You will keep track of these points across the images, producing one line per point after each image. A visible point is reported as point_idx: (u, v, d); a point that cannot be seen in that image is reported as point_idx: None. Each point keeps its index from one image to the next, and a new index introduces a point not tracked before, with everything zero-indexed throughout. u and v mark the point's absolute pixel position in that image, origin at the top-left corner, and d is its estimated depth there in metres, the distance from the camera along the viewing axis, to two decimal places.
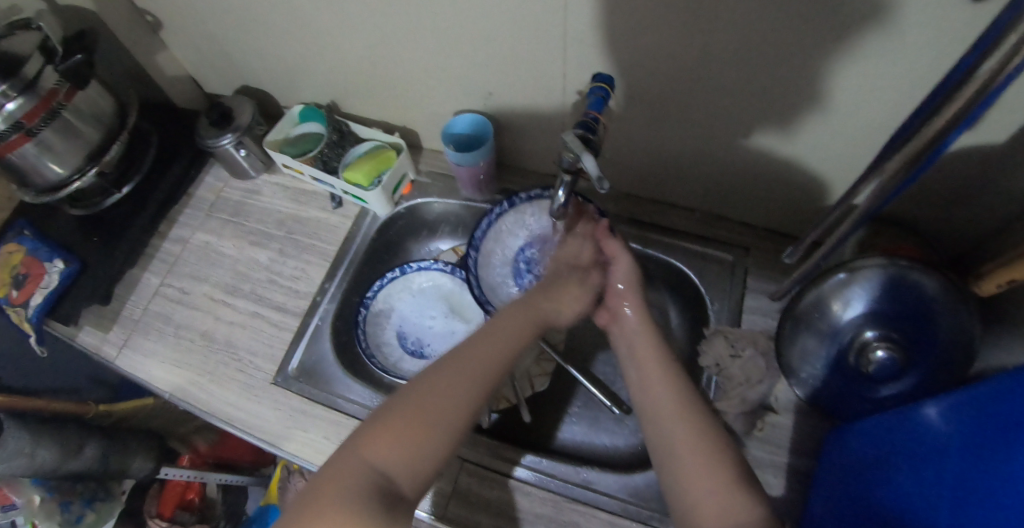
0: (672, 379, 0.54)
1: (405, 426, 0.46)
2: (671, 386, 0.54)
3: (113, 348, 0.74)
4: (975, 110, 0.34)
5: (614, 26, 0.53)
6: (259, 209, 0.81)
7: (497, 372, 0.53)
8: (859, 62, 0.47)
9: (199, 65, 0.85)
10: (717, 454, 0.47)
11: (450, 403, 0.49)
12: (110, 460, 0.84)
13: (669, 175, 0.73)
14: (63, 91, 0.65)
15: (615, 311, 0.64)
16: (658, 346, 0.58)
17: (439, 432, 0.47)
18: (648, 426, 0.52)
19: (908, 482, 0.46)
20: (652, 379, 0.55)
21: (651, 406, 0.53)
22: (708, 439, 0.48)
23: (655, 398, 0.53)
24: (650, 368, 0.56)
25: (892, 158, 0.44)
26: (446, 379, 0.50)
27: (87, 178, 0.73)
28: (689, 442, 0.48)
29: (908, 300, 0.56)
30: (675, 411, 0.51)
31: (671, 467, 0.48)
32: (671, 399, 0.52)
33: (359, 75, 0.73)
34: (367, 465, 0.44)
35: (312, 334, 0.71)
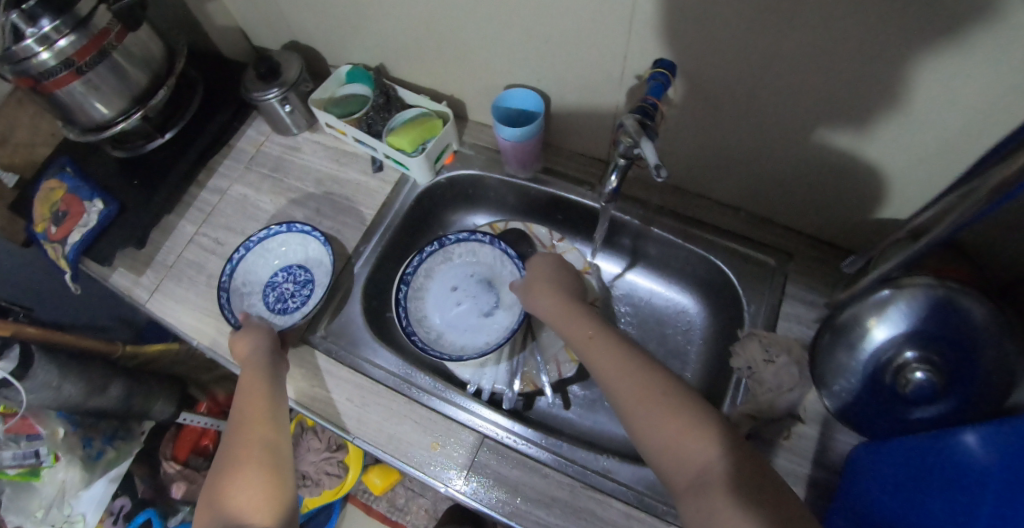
0: (610, 339, 0.58)
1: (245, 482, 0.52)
2: (611, 350, 0.57)
3: (145, 292, 0.75)
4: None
5: (684, 12, 0.51)
6: (299, 166, 0.81)
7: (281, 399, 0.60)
8: (948, 68, 0.44)
9: (249, 16, 0.84)
10: (675, 399, 0.50)
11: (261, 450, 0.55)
12: (133, 400, 0.86)
13: (719, 170, 0.71)
14: (114, 32, 0.64)
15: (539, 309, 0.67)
16: (587, 320, 0.61)
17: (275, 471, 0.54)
18: (607, 385, 0.55)
19: (946, 510, 0.45)
20: (593, 345, 0.58)
21: (603, 369, 0.56)
22: (660, 393, 0.51)
23: (605, 360, 0.56)
24: (582, 334, 0.60)
25: (984, 180, 0.42)
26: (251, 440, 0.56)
27: (132, 120, 0.73)
28: (642, 395, 0.51)
29: (953, 325, 0.55)
30: (627, 370, 0.54)
31: (634, 423, 0.51)
32: (613, 362, 0.55)
33: (413, 41, 0.72)
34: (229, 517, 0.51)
35: (344, 296, 0.71)
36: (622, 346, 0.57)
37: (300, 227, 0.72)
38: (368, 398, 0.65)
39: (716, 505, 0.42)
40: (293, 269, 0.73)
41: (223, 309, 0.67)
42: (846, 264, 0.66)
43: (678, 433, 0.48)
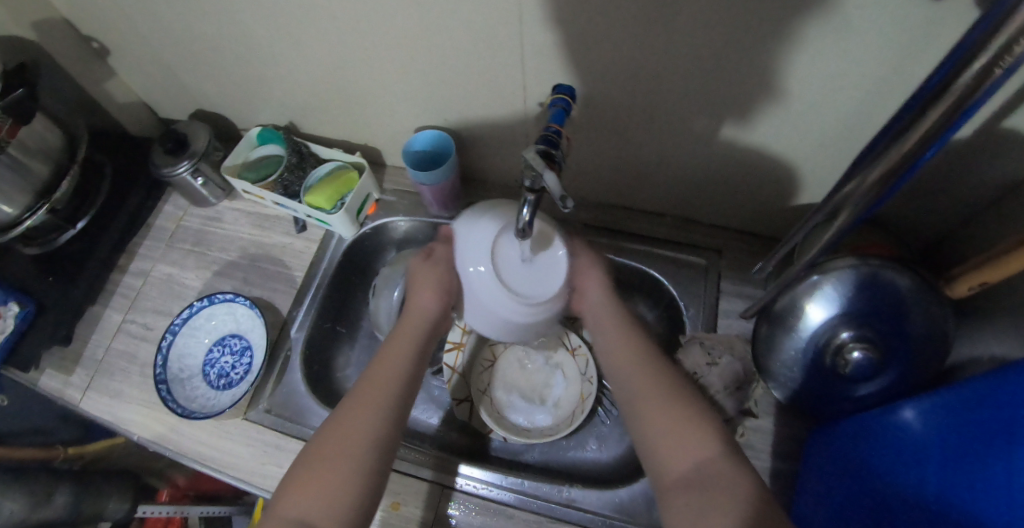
0: (638, 341, 0.59)
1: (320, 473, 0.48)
2: (632, 345, 0.58)
3: (77, 391, 0.71)
4: (953, 123, 0.33)
5: (570, 34, 0.52)
6: (222, 237, 0.79)
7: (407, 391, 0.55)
8: (819, 59, 0.47)
9: (152, 90, 0.82)
10: (682, 396, 0.53)
11: (360, 427, 0.51)
12: (82, 506, 0.81)
13: (637, 180, 0.72)
14: (5, 127, 0.62)
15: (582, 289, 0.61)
16: (620, 312, 0.61)
17: (351, 457, 0.49)
18: (614, 375, 0.58)
19: (889, 483, 0.47)
20: (612, 340, 0.60)
21: (615, 362, 0.58)
22: (672, 391, 0.53)
23: (618, 357, 0.58)
24: (610, 326, 0.60)
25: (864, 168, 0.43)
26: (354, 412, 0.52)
27: (39, 216, 0.69)
28: (650, 391, 0.54)
29: (879, 301, 0.55)
30: (641, 374, 0.55)
31: (636, 413, 0.53)
32: (631, 361, 0.57)
33: (317, 97, 0.72)
34: (282, 514, 0.46)
35: (282, 365, 0.69)
36: (644, 342, 0.59)
37: (222, 297, 0.70)
38: None
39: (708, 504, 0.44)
40: (227, 340, 0.71)
41: (167, 401, 0.64)
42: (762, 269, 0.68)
43: (674, 430, 0.50)
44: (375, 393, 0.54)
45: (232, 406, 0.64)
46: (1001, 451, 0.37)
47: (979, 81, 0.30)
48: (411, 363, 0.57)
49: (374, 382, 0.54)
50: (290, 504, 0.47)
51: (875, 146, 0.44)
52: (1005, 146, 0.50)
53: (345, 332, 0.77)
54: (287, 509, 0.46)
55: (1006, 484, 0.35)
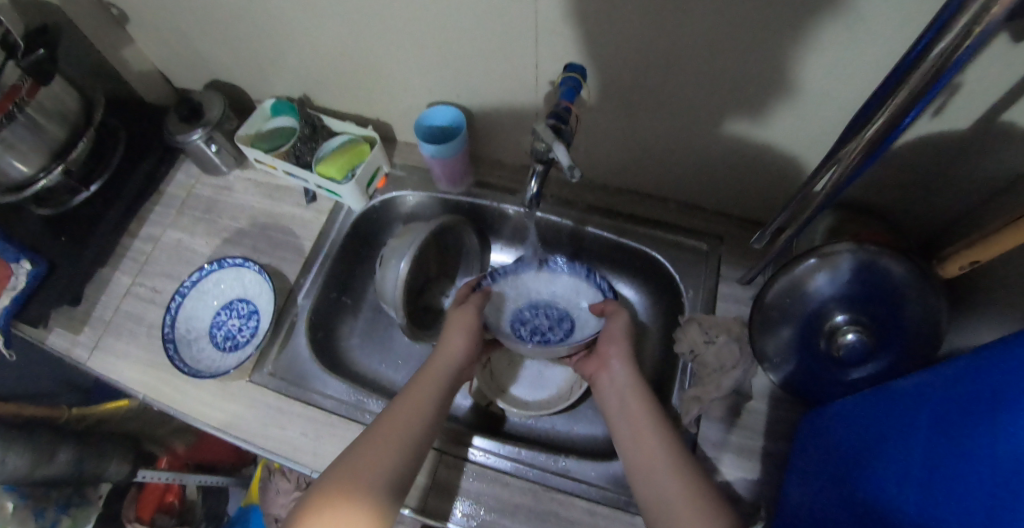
0: (664, 430, 0.54)
1: (372, 452, 0.51)
2: (661, 438, 0.53)
3: (84, 350, 0.72)
4: (929, 91, 0.35)
5: (583, 14, 0.53)
6: (232, 205, 0.80)
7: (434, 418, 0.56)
8: (823, 47, 0.48)
9: (168, 59, 0.84)
10: (714, 506, 0.47)
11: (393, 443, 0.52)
12: (85, 466, 0.82)
13: (643, 165, 0.73)
14: (25, 87, 0.63)
15: (603, 363, 0.64)
16: (648, 397, 0.58)
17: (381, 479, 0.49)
18: (638, 479, 0.52)
19: (876, 464, 0.48)
20: (640, 430, 0.55)
21: (638, 459, 0.53)
22: (703, 498, 0.47)
23: (645, 448, 0.53)
24: (636, 413, 0.56)
25: (848, 147, 0.44)
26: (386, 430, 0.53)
27: (54, 176, 0.70)
28: (681, 496, 0.48)
29: (874, 285, 0.57)
30: (670, 471, 0.50)
31: (669, 525, 0.47)
32: (662, 455, 0.52)
33: (331, 71, 0.73)
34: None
35: (289, 330, 0.70)
36: (673, 440, 0.53)
37: (231, 261, 0.71)
38: (322, 431, 0.63)
39: None
40: (235, 305, 0.72)
41: (173, 360, 0.65)
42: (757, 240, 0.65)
43: None
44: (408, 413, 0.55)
45: (237, 368, 0.65)
46: (979, 422, 0.38)
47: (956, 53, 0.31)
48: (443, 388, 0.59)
49: (410, 403, 0.56)
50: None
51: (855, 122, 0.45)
52: (1004, 141, 0.51)
53: (350, 302, 0.79)
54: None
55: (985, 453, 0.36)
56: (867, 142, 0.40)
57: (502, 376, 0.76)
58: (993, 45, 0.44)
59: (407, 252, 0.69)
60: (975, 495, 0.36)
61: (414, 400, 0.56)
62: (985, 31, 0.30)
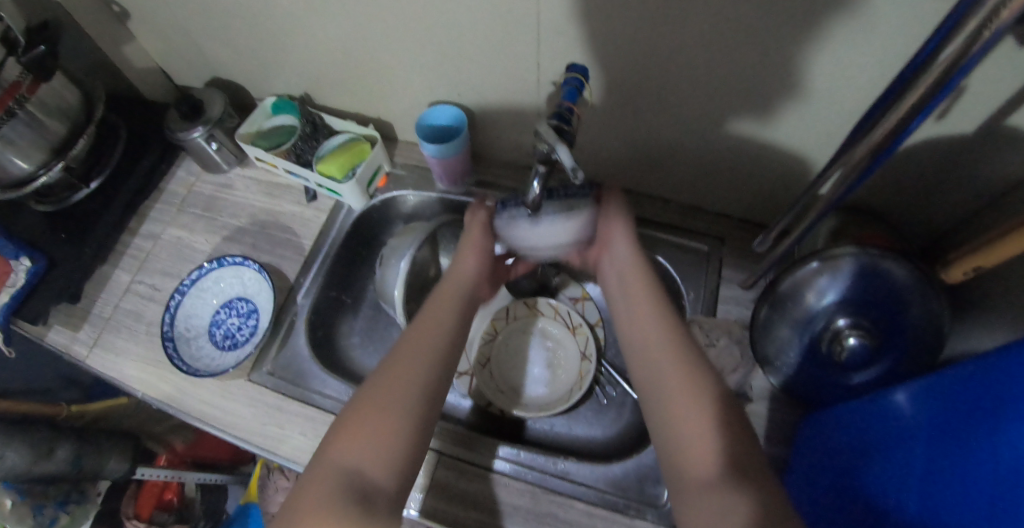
0: (665, 317, 0.54)
1: (365, 430, 0.46)
2: (662, 323, 0.53)
3: (83, 347, 0.72)
4: (938, 93, 0.35)
5: (585, 14, 0.52)
6: (232, 203, 0.80)
7: (453, 347, 0.55)
8: (827, 48, 0.48)
9: (169, 56, 0.83)
10: (700, 384, 0.47)
11: (415, 377, 0.50)
12: (83, 463, 0.82)
13: (645, 166, 0.73)
14: (26, 84, 0.63)
15: (603, 253, 0.63)
16: (650, 281, 0.58)
17: (405, 408, 0.48)
18: (636, 360, 0.53)
19: (878, 467, 0.48)
20: (639, 313, 0.55)
21: (640, 348, 0.53)
22: (697, 379, 0.47)
23: (643, 329, 0.54)
24: (639, 304, 0.56)
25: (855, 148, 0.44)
26: (407, 362, 0.51)
27: (53, 172, 0.70)
28: (677, 378, 0.48)
29: (877, 289, 0.56)
30: (676, 371, 0.48)
31: (660, 405, 0.48)
32: (665, 338, 0.52)
33: (332, 69, 0.73)
34: (334, 464, 0.45)
35: (288, 329, 0.70)
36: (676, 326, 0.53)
37: (231, 260, 0.71)
38: (321, 430, 0.63)
39: (723, 508, 0.38)
40: (234, 303, 0.72)
41: (172, 358, 0.65)
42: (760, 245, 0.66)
43: (703, 430, 0.44)
44: (421, 345, 0.53)
45: (236, 366, 0.65)
46: (981, 431, 0.38)
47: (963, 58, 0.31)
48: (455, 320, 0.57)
49: (423, 335, 0.54)
50: (342, 453, 0.45)
51: (863, 122, 0.45)
52: (1009, 145, 0.51)
53: (350, 302, 0.79)
54: (341, 454, 0.45)
55: (987, 463, 0.36)
56: (871, 143, 0.40)
57: (503, 376, 0.76)
58: (999, 49, 0.43)
59: (408, 250, 0.69)
60: (975, 504, 0.36)
61: (432, 321, 0.56)
62: (993, 35, 0.29)
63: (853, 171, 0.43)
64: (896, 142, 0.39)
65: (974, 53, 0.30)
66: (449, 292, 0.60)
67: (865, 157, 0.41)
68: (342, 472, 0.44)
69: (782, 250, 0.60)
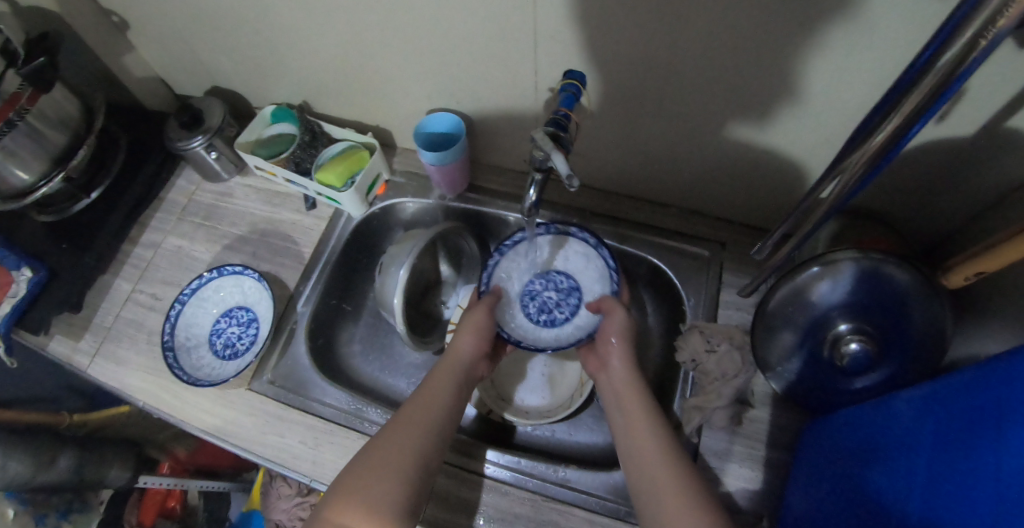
0: (655, 422, 0.54)
1: (357, 494, 0.47)
2: (650, 422, 0.54)
3: (85, 356, 0.72)
4: (935, 104, 0.34)
5: (581, 22, 0.52)
6: (232, 212, 0.80)
7: (448, 424, 0.56)
8: (827, 55, 0.47)
9: (169, 66, 0.84)
10: (689, 484, 0.47)
11: (409, 449, 0.51)
12: (85, 471, 0.82)
13: (644, 171, 0.73)
14: (27, 95, 0.63)
15: (603, 359, 0.64)
16: (639, 386, 0.59)
17: (397, 476, 0.49)
18: (629, 461, 0.52)
19: (880, 479, 0.47)
20: (631, 411, 0.56)
21: (634, 451, 0.52)
22: (685, 480, 0.47)
23: (636, 432, 0.53)
24: (630, 401, 0.57)
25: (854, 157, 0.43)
26: (403, 428, 0.53)
27: (54, 184, 0.70)
28: (667, 477, 0.48)
29: (878, 294, 0.56)
30: (665, 473, 0.49)
31: (656, 510, 0.46)
32: (654, 439, 0.52)
33: (331, 77, 0.73)
34: (327, 524, 0.46)
35: (288, 337, 0.70)
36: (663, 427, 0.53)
37: (231, 268, 0.71)
38: (322, 439, 0.63)
39: None
40: (234, 312, 0.72)
41: (172, 368, 0.65)
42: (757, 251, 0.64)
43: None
44: (418, 419, 0.54)
45: (237, 376, 0.65)
46: (983, 439, 0.38)
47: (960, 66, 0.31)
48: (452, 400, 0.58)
49: (422, 407, 0.56)
50: (336, 515, 0.47)
51: (861, 131, 0.44)
52: (1010, 148, 0.51)
53: (350, 310, 0.79)
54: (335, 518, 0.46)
55: (990, 472, 0.36)
56: (869, 150, 0.40)
57: (501, 383, 0.76)
58: (998, 53, 0.43)
59: (407, 258, 0.68)
60: (977, 513, 0.35)
61: (430, 393, 0.58)
62: (991, 43, 0.29)
63: (851, 178, 0.43)
64: (895, 148, 0.38)
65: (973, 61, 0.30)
66: (448, 369, 0.62)
67: (863, 164, 0.41)
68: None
69: (784, 254, 0.58)
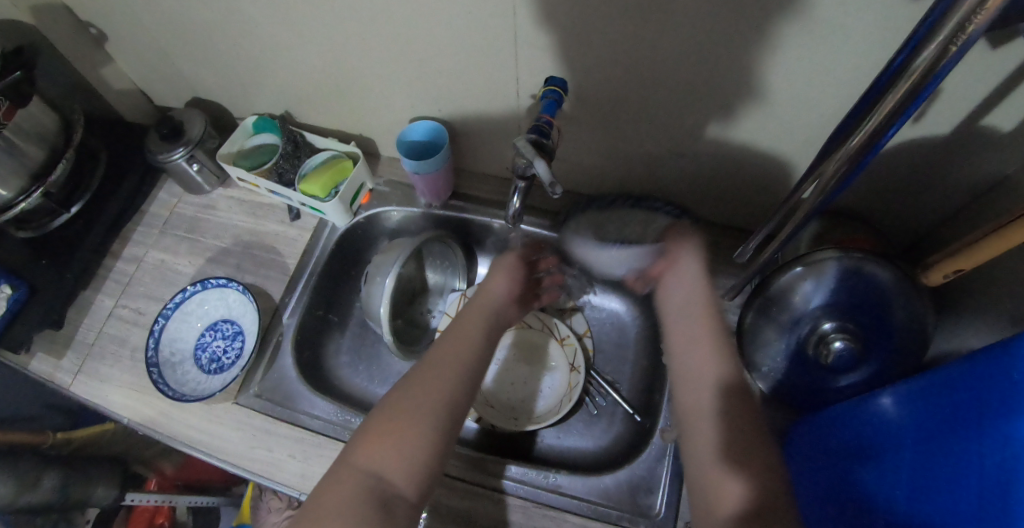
0: (719, 344, 0.56)
1: (389, 434, 0.49)
2: (713, 345, 0.56)
3: (67, 375, 0.71)
4: (911, 104, 0.34)
5: (559, 28, 0.53)
6: (216, 224, 0.79)
7: (476, 365, 0.57)
8: (803, 58, 0.48)
9: (148, 78, 0.83)
10: (743, 414, 0.50)
11: (437, 390, 0.53)
12: (70, 491, 0.81)
13: (627, 175, 0.73)
14: (1, 110, 0.62)
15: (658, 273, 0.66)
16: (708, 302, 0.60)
17: (426, 418, 0.50)
18: (680, 383, 0.56)
19: (867, 476, 0.47)
20: (698, 333, 0.57)
21: (684, 377, 0.56)
22: (731, 403, 0.51)
23: (701, 357, 0.56)
24: (683, 330, 0.59)
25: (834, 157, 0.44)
26: (431, 372, 0.54)
27: (33, 198, 0.68)
28: (708, 407, 0.52)
29: (860, 292, 0.56)
30: (712, 410, 0.51)
31: (695, 433, 0.51)
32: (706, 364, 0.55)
33: (313, 87, 0.73)
34: (355, 467, 0.47)
35: (274, 350, 0.70)
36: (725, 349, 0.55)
37: (215, 282, 0.70)
38: (310, 451, 0.62)
39: None
40: (219, 325, 0.71)
41: (157, 383, 0.64)
42: (740, 255, 0.65)
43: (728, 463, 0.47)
44: (443, 363, 0.55)
45: (223, 390, 0.64)
46: (968, 435, 0.38)
47: (935, 65, 0.31)
48: (478, 340, 0.60)
49: (449, 351, 0.57)
50: (364, 459, 0.48)
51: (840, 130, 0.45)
52: (985, 145, 0.51)
53: (337, 320, 0.78)
54: (361, 459, 0.48)
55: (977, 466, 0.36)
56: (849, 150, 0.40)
57: (489, 389, 0.75)
58: (971, 53, 0.44)
59: (392, 267, 0.68)
60: (967, 509, 0.35)
61: (457, 339, 0.59)
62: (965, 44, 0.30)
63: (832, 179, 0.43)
64: (873, 148, 0.39)
65: (947, 62, 0.30)
66: (472, 315, 0.63)
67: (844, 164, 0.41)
68: (365, 476, 0.47)
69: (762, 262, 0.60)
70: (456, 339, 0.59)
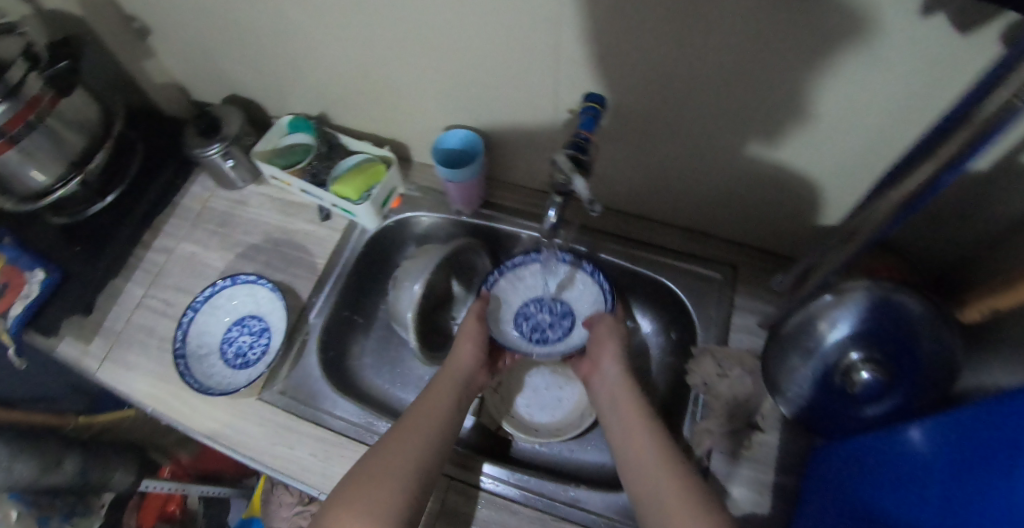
0: (653, 429, 0.57)
1: (367, 487, 0.49)
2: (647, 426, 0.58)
3: (95, 361, 0.72)
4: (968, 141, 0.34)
5: (603, 45, 0.53)
6: (246, 220, 0.80)
7: (448, 426, 0.59)
8: (848, 85, 0.48)
9: (187, 73, 0.84)
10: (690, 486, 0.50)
11: (412, 449, 0.54)
12: (90, 475, 0.83)
13: (656, 191, 0.73)
14: (47, 98, 0.64)
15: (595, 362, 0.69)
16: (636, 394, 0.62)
17: (400, 473, 0.51)
18: (627, 471, 0.55)
19: (893, 507, 0.47)
20: (630, 422, 0.59)
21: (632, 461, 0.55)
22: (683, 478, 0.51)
23: (637, 444, 0.56)
24: (631, 413, 0.60)
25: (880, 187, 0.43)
26: (405, 432, 0.56)
27: (70, 186, 0.72)
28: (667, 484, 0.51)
29: (888, 323, 0.56)
30: (670, 479, 0.51)
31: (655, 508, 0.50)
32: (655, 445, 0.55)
33: (350, 90, 0.74)
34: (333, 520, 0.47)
35: (301, 349, 0.70)
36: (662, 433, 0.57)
37: (244, 277, 0.71)
38: (332, 451, 0.63)
39: None
40: (247, 320, 0.72)
41: (183, 375, 0.65)
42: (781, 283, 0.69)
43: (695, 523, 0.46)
44: (417, 423, 0.57)
45: (248, 385, 0.65)
46: (998, 471, 0.38)
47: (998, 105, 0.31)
48: (449, 404, 0.62)
49: (421, 412, 0.59)
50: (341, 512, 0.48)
51: None
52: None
53: (361, 321, 0.79)
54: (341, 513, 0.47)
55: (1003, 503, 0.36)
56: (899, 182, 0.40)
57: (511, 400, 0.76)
58: None
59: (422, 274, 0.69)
60: None
61: (427, 404, 0.61)
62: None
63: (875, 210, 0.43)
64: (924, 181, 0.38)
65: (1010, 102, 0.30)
66: (440, 384, 0.65)
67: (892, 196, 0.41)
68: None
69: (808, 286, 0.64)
70: (425, 405, 0.61)
